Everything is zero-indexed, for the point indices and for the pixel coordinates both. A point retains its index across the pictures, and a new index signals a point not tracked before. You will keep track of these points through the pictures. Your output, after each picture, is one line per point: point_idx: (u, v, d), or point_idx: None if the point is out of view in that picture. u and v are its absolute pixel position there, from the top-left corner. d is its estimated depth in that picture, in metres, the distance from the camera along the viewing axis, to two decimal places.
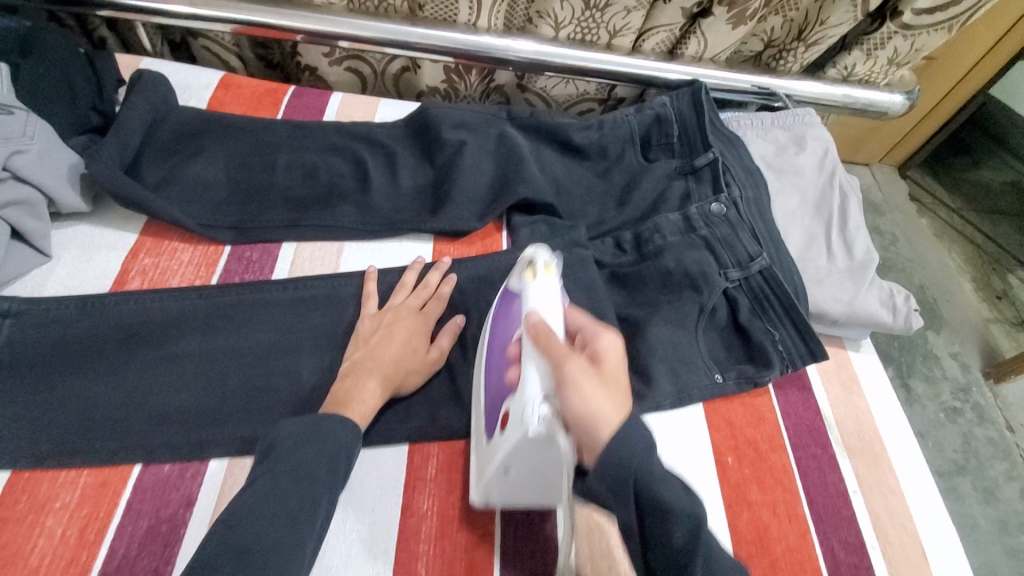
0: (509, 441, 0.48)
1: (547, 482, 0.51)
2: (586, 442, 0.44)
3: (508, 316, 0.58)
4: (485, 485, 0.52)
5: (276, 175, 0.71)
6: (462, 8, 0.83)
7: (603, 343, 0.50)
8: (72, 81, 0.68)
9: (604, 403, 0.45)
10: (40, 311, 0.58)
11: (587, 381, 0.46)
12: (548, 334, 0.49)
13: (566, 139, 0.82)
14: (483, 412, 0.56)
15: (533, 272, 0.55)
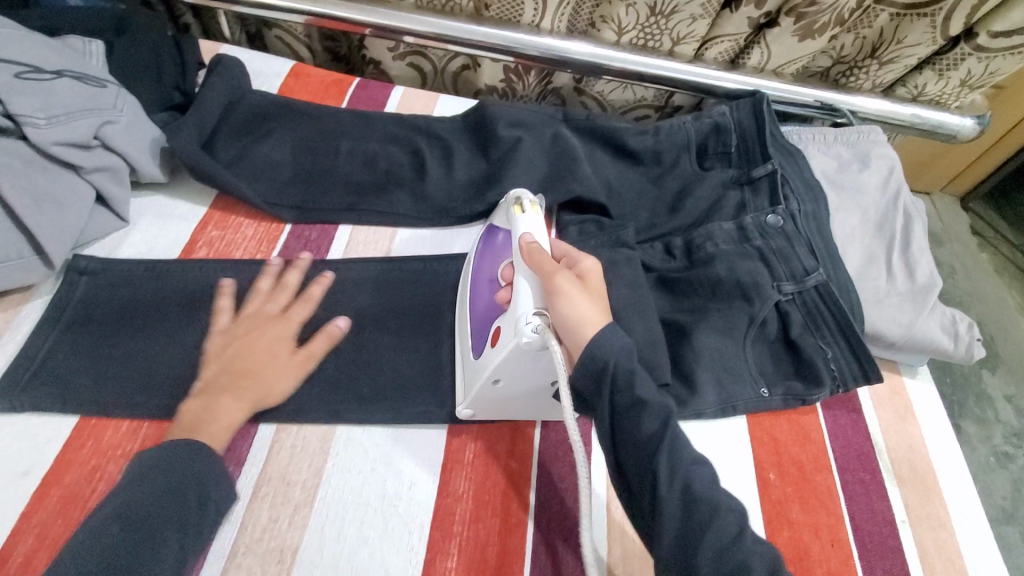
0: (502, 352, 0.53)
1: (534, 394, 0.56)
2: (575, 334, 0.50)
3: (494, 248, 0.65)
4: (472, 400, 0.56)
5: (338, 161, 0.74)
6: (527, 8, 0.84)
7: (586, 263, 0.56)
8: (159, 61, 0.73)
9: (589, 309, 0.52)
10: (116, 272, 0.62)
11: (574, 279, 0.53)
12: (537, 248, 0.55)
13: (620, 144, 0.82)
14: (472, 318, 0.61)
15: (521, 207, 0.61)
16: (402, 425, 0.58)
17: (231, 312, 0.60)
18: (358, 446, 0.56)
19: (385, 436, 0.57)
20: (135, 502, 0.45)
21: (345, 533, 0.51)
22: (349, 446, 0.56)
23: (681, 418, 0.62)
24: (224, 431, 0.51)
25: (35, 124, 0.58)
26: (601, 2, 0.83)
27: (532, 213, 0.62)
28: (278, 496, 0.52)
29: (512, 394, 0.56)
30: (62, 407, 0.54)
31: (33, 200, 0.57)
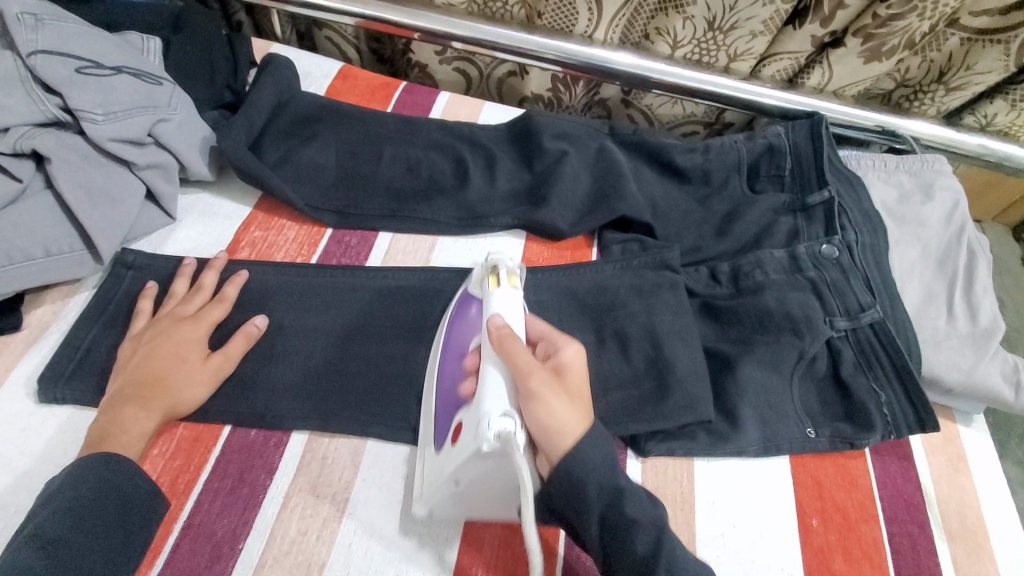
0: (462, 456, 0.47)
1: (500, 493, 0.49)
2: (549, 449, 0.47)
3: (466, 322, 0.58)
4: (427, 501, 0.50)
5: (381, 166, 0.74)
6: (581, 17, 0.82)
7: (567, 355, 0.51)
8: (213, 60, 0.73)
9: (565, 412, 0.47)
10: (159, 267, 0.62)
11: (547, 399, 0.47)
12: (509, 342, 0.49)
13: (668, 161, 0.79)
14: (433, 424, 0.55)
15: (496, 278, 0.55)
16: None
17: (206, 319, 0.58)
18: (389, 461, 0.55)
19: (415, 453, 0.56)
20: (75, 523, 0.44)
21: (372, 550, 0.50)
22: (378, 460, 0.55)
23: (721, 454, 0.59)
24: (137, 437, 0.50)
25: (92, 120, 0.59)
26: (657, 15, 0.81)
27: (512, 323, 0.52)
28: (308, 508, 0.52)
29: (463, 515, 0.52)
30: (100, 401, 0.54)
31: (86, 195, 0.58)
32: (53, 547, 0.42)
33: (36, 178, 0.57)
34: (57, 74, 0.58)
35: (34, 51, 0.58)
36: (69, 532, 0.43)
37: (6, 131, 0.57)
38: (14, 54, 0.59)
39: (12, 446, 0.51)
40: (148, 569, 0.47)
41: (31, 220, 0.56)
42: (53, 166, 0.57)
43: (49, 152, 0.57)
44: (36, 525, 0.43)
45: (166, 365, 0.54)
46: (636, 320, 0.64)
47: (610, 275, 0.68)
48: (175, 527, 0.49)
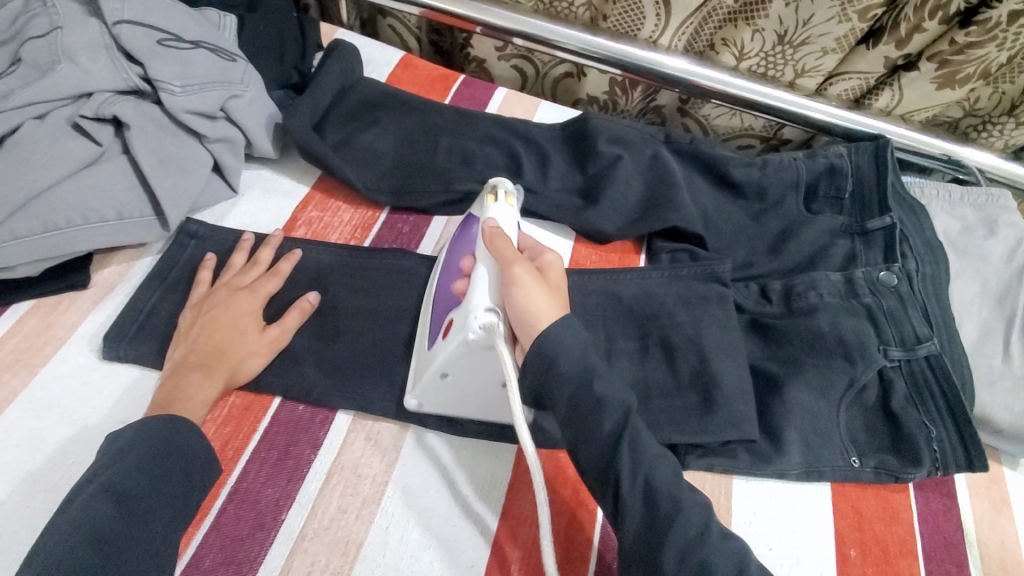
0: (452, 343, 0.52)
1: (488, 374, 0.54)
2: (528, 329, 0.49)
3: (466, 237, 0.62)
4: (420, 392, 0.55)
5: (436, 156, 0.74)
6: (647, 22, 0.81)
7: (549, 258, 0.56)
8: (284, 42, 0.75)
9: (545, 301, 0.50)
10: (220, 239, 0.64)
11: (531, 283, 0.51)
12: (498, 235, 0.54)
13: (724, 173, 0.78)
14: (429, 317, 0.59)
15: (494, 196, 0.61)
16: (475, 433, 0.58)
17: (264, 294, 0.59)
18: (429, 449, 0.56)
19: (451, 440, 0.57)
20: (126, 474, 0.45)
21: (408, 536, 0.51)
22: (420, 448, 0.56)
23: (761, 474, 0.58)
24: (201, 406, 0.52)
25: (170, 91, 0.61)
26: (725, 25, 0.79)
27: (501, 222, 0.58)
28: (349, 486, 0.52)
29: (452, 408, 0.56)
30: (159, 363, 0.55)
31: (159, 163, 0.60)
32: (122, 500, 0.44)
33: (113, 144, 0.59)
34: (140, 44, 0.61)
35: (120, 20, 0.60)
36: (138, 486, 0.45)
37: (90, 97, 0.60)
38: (101, 22, 0.61)
39: (77, 399, 0.53)
40: (194, 531, 0.49)
41: (108, 182, 0.58)
42: (131, 132, 0.59)
43: (126, 119, 0.59)
44: (110, 476, 0.44)
45: (223, 338, 0.55)
46: (683, 331, 0.63)
47: (659, 282, 0.67)
48: (222, 491, 0.51)
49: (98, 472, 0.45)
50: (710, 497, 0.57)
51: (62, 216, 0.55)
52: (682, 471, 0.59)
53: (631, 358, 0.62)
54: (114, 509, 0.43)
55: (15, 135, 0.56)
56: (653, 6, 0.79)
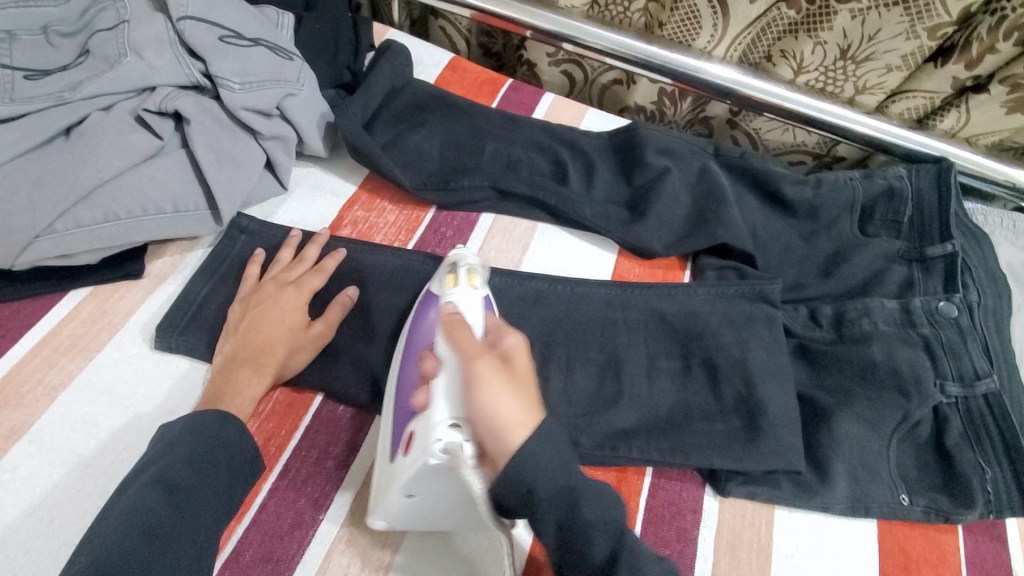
0: (408, 466, 0.45)
1: (450, 507, 0.48)
2: (494, 452, 0.41)
3: (422, 323, 0.55)
4: (385, 514, 0.48)
5: (482, 160, 0.74)
6: (703, 33, 0.80)
7: (511, 342, 0.47)
8: (338, 43, 0.76)
9: (511, 402, 0.42)
10: (268, 235, 0.65)
11: (495, 377, 0.43)
12: (461, 343, 0.46)
13: (775, 190, 0.76)
14: (389, 430, 0.51)
15: (455, 279, 0.54)
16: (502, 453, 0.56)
17: (309, 290, 0.60)
18: None
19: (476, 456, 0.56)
20: (175, 471, 0.45)
21: (443, 543, 0.51)
22: None
23: (805, 506, 0.57)
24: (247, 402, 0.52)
25: (229, 88, 0.62)
26: (785, 36, 0.77)
27: (459, 309, 0.51)
28: None
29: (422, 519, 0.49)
30: (209, 356, 0.57)
31: (215, 159, 0.61)
32: (175, 492, 0.44)
33: (173, 137, 0.61)
34: (202, 40, 0.62)
35: (184, 16, 0.62)
36: (190, 479, 0.45)
37: (153, 91, 0.61)
38: (166, 18, 0.63)
39: (129, 387, 0.54)
40: (237, 523, 0.49)
41: (169, 176, 0.59)
42: (190, 127, 0.60)
43: (188, 114, 0.60)
44: (165, 467, 0.45)
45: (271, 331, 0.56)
46: (728, 352, 0.61)
47: (704, 299, 0.65)
48: (263, 488, 0.51)
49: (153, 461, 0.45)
50: (748, 523, 0.56)
51: (122, 207, 0.57)
52: (722, 497, 0.57)
53: (672, 378, 0.61)
54: (169, 502, 0.43)
55: (83, 126, 0.59)
56: (710, 15, 0.77)
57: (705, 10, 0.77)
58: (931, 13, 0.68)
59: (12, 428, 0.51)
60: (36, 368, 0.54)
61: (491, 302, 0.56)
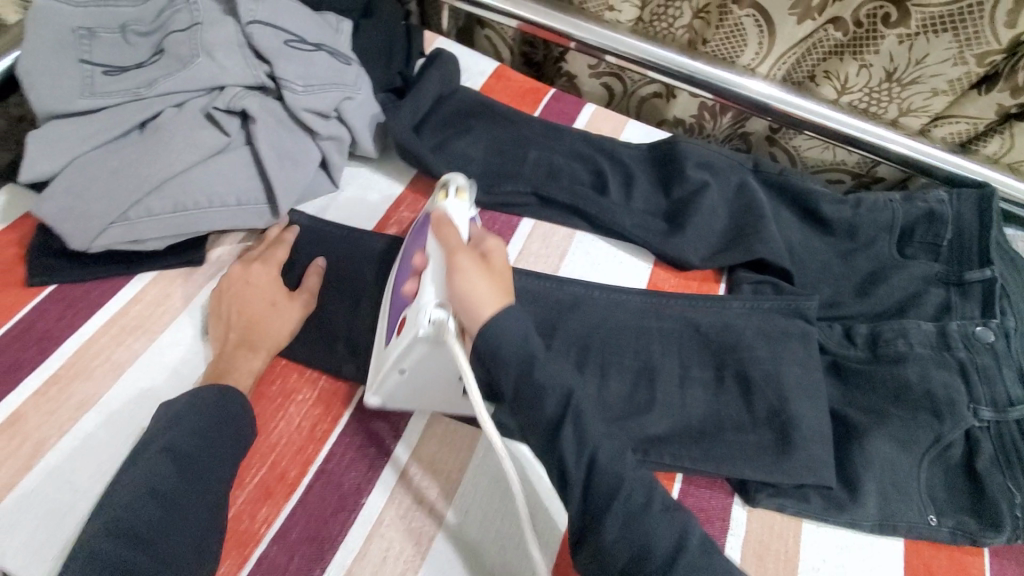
0: (401, 343, 0.50)
1: (442, 385, 0.54)
2: (468, 323, 0.47)
3: (416, 235, 0.59)
4: (379, 389, 0.55)
5: (524, 166, 0.76)
6: (748, 49, 0.81)
7: (493, 256, 0.52)
8: (391, 50, 0.80)
9: (486, 289, 0.48)
10: (317, 230, 0.67)
11: (466, 267, 0.49)
12: (447, 237, 0.52)
13: (813, 208, 0.76)
14: (387, 318, 0.57)
15: (446, 193, 0.58)
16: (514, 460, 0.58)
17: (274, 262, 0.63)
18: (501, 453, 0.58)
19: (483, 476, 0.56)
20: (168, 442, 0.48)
21: (480, 532, 0.53)
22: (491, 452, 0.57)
23: (834, 521, 0.57)
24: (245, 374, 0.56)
25: (292, 89, 0.65)
26: (830, 57, 0.78)
27: (450, 212, 0.56)
28: (426, 478, 0.55)
29: (413, 403, 0.57)
30: None
31: (277, 156, 0.64)
32: (168, 455, 0.47)
33: (238, 134, 0.64)
34: (269, 43, 0.65)
35: (253, 20, 0.65)
36: (178, 442, 0.48)
37: (221, 91, 0.65)
38: (235, 21, 0.66)
39: (191, 368, 0.58)
40: (284, 502, 0.52)
41: (234, 171, 0.63)
42: (255, 125, 0.63)
43: (254, 114, 0.63)
44: (172, 439, 0.48)
45: (264, 317, 0.59)
46: (762, 365, 0.62)
47: (739, 312, 0.66)
48: (310, 471, 0.54)
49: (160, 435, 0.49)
50: (776, 532, 0.57)
51: (191, 199, 0.61)
52: (751, 508, 0.58)
53: (705, 388, 0.62)
54: (176, 467, 0.47)
55: (156, 121, 0.62)
56: (756, 33, 0.78)
57: (751, 28, 0.78)
58: (981, 40, 0.69)
59: (82, 399, 0.55)
60: (106, 344, 0.58)
61: (476, 223, 0.61)
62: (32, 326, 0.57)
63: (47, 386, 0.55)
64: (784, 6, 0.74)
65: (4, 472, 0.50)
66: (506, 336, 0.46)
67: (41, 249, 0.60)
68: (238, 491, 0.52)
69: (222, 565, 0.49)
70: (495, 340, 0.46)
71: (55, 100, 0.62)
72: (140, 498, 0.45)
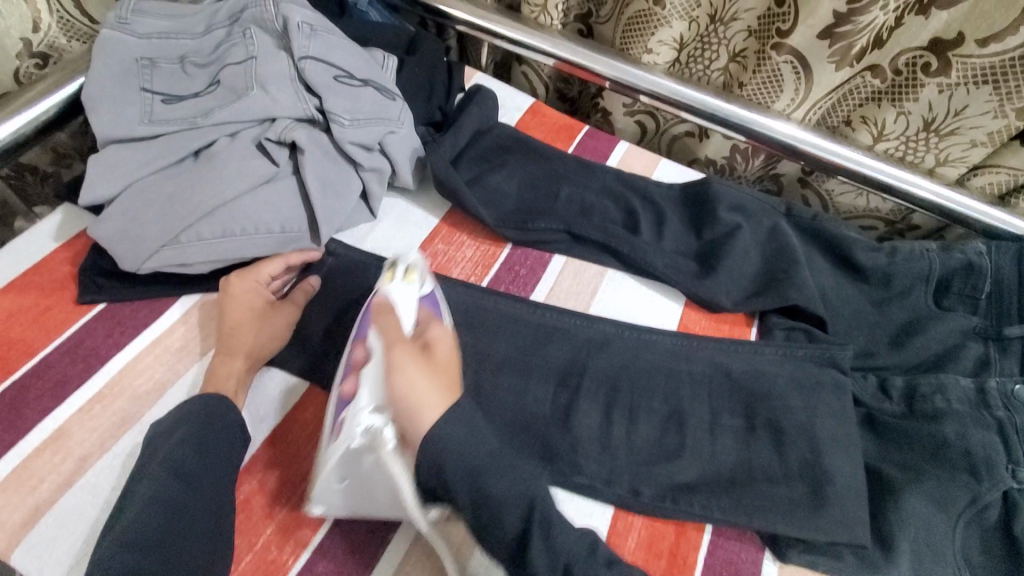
0: (336, 452, 0.49)
1: (389, 491, 0.49)
2: (403, 434, 0.48)
3: (365, 317, 0.59)
4: (318, 497, 0.51)
5: (557, 203, 0.77)
6: (784, 95, 0.82)
7: (433, 352, 0.53)
8: (433, 86, 0.82)
9: (428, 390, 0.49)
10: (356, 260, 0.69)
11: (418, 364, 0.51)
12: (388, 358, 0.52)
13: (847, 255, 0.76)
14: (331, 415, 0.55)
15: (393, 275, 0.60)
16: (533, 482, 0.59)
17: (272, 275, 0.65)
18: None
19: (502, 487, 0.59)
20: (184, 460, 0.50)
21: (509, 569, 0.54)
22: None
23: None
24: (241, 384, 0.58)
25: (339, 123, 0.68)
26: (866, 104, 0.81)
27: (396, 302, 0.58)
28: (454, 514, 0.56)
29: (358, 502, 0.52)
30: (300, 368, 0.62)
31: (321, 186, 0.66)
32: (182, 475, 0.49)
33: (287, 164, 0.67)
34: (320, 78, 0.68)
35: (306, 56, 0.68)
36: (186, 457, 0.50)
37: (273, 122, 0.67)
38: (288, 56, 0.69)
39: None
40: (310, 533, 0.53)
41: (280, 200, 0.65)
42: (303, 156, 0.66)
43: (302, 145, 0.66)
44: (168, 450, 0.50)
45: (260, 336, 0.61)
46: (794, 416, 0.62)
47: (771, 359, 0.66)
48: None
49: (155, 450, 0.51)
50: None
51: (238, 225, 0.63)
52: (782, 564, 0.57)
53: (735, 436, 0.61)
54: (188, 485, 0.49)
55: (210, 150, 0.65)
56: (793, 81, 0.80)
57: (789, 75, 0.80)
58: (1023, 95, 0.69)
59: (124, 417, 0.57)
60: (149, 365, 0.61)
61: (433, 300, 0.62)
62: (80, 344, 0.60)
63: (91, 403, 0.57)
64: (823, 54, 0.75)
65: (47, 486, 0.52)
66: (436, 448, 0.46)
67: (93, 270, 0.64)
68: (268, 520, 0.53)
69: None
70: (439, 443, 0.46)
71: (115, 126, 0.65)
72: (158, 516, 0.46)
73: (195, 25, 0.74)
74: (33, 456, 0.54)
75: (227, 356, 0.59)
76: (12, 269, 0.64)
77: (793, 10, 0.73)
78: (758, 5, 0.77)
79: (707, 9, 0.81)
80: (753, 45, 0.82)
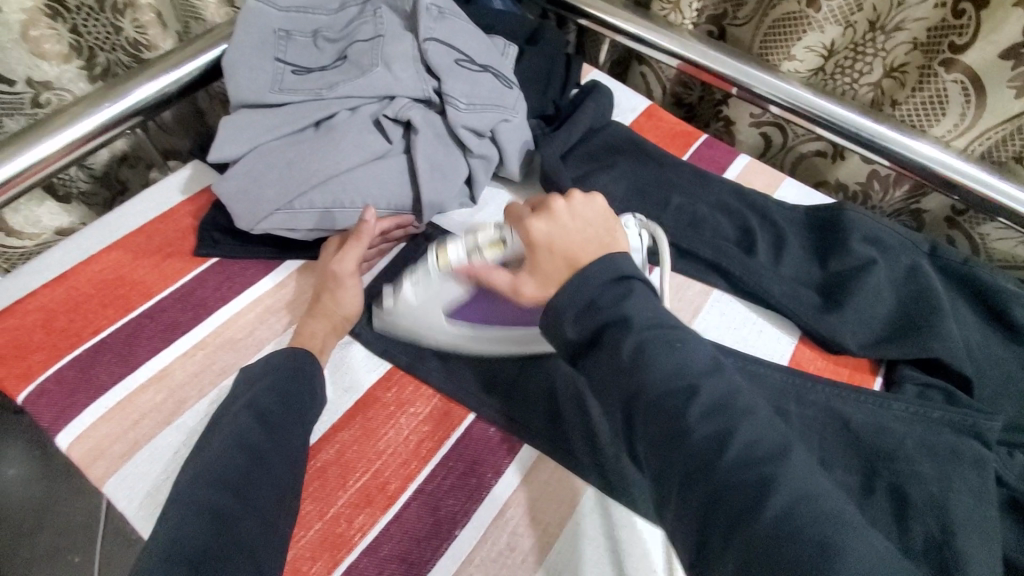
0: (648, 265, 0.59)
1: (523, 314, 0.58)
2: (592, 243, 0.49)
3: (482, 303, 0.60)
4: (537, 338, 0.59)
5: (665, 210, 0.72)
6: (947, 118, 0.72)
7: (535, 228, 0.50)
8: (550, 82, 0.80)
9: (581, 234, 0.50)
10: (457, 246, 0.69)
11: (536, 273, 0.49)
12: (532, 297, 0.49)
13: (1002, 309, 0.66)
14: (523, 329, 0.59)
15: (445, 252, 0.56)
16: (600, 499, 0.55)
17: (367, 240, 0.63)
18: (603, 519, 0.54)
19: (561, 504, 0.54)
20: (270, 411, 0.51)
21: None
22: (596, 508, 0.54)
23: None
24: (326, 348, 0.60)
25: (456, 106, 0.67)
26: None
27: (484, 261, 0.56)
28: (522, 524, 0.53)
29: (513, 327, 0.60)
30: (386, 352, 0.62)
31: (430, 169, 0.66)
32: (267, 426, 0.50)
33: (400, 143, 0.67)
34: (443, 60, 0.67)
35: (431, 37, 0.68)
36: (274, 410, 0.51)
37: (392, 100, 0.67)
38: (414, 37, 0.69)
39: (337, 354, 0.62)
40: (382, 514, 0.53)
41: (388, 178, 0.66)
42: (417, 136, 0.65)
43: (417, 125, 0.66)
44: (252, 398, 0.52)
45: (347, 306, 0.62)
46: (925, 485, 0.53)
47: (899, 417, 0.58)
48: (409, 488, 0.54)
49: (238, 396, 0.53)
50: None
51: (349, 198, 0.64)
52: None
53: (847, 494, 0.54)
54: (268, 438, 0.49)
55: (331, 121, 0.66)
56: (961, 103, 0.70)
57: (955, 97, 0.70)
58: None
59: (223, 366, 0.60)
60: (251, 321, 0.63)
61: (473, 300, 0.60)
62: (192, 293, 0.63)
63: (195, 349, 0.60)
64: (1003, 76, 0.65)
65: (148, 422, 0.55)
66: (598, 269, 0.45)
67: (211, 225, 0.67)
68: (340, 492, 0.53)
69: (315, 563, 0.50)
70: (619, 262, 0.46)
71: (249, 92, 0.68)
72: (245, 461, 0.47)
73: (331, 2, 0.76)
74: (140, 391, 0.57)
75: (329, 320, 0.61)
76: (143, 216, 0.68)
77: (974, 21, 0.65)
78: (930, 15, 0.68)
79: (870, 14, 0.73)
80: (916, 59, 0.72)
